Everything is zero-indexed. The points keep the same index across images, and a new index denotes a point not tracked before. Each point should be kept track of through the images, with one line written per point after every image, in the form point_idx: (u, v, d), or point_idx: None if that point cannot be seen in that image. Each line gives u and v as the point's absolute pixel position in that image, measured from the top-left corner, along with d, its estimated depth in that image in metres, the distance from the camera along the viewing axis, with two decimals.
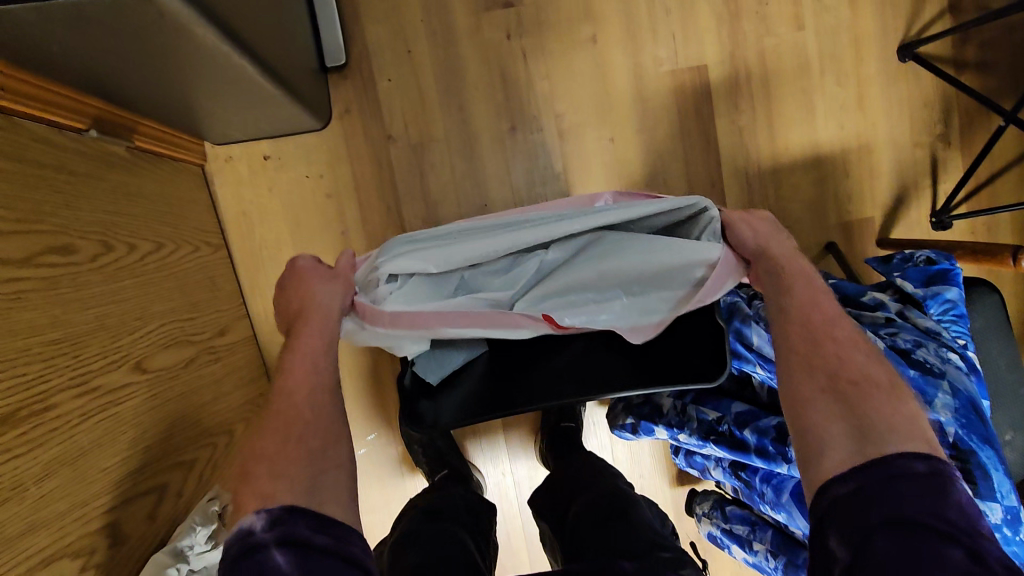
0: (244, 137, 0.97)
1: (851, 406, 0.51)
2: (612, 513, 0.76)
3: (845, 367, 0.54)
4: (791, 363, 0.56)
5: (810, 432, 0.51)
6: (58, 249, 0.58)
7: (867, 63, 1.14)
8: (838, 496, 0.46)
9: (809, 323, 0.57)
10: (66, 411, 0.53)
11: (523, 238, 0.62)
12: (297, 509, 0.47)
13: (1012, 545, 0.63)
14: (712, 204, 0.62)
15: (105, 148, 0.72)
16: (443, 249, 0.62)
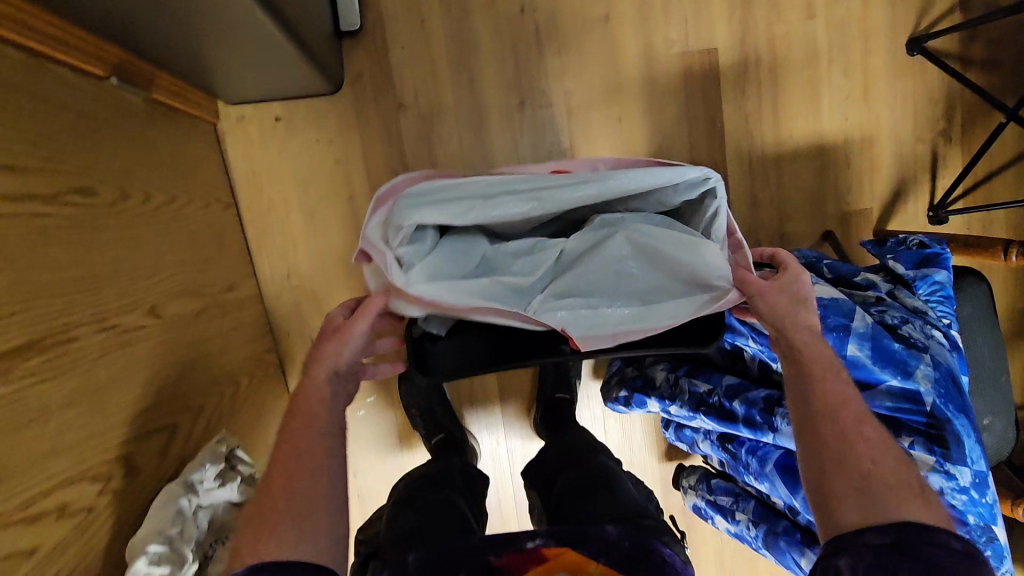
0: (257, 97, 0.98)
1: (877, 505, 0.51)
2: (595, 485, 0.79)
3: (878, 468, 0.54)
4: (819, 451, 0.57)
5: (830, 507, 0.53)
6: (79, 190, 0.60)
7: (875, 55, 1.15)
8: (873, 542, 0.48)
9: (839, 417, 0.57)
10: (86, 345, 0.55)
11: (538, 201, 0.62)
12: (258, 568, 0.48)
13: (979, 507, 0.65)
14: (718, 178, 0.63)
15: (123, 97, 0.73)
16: (461, 205, 0.62)
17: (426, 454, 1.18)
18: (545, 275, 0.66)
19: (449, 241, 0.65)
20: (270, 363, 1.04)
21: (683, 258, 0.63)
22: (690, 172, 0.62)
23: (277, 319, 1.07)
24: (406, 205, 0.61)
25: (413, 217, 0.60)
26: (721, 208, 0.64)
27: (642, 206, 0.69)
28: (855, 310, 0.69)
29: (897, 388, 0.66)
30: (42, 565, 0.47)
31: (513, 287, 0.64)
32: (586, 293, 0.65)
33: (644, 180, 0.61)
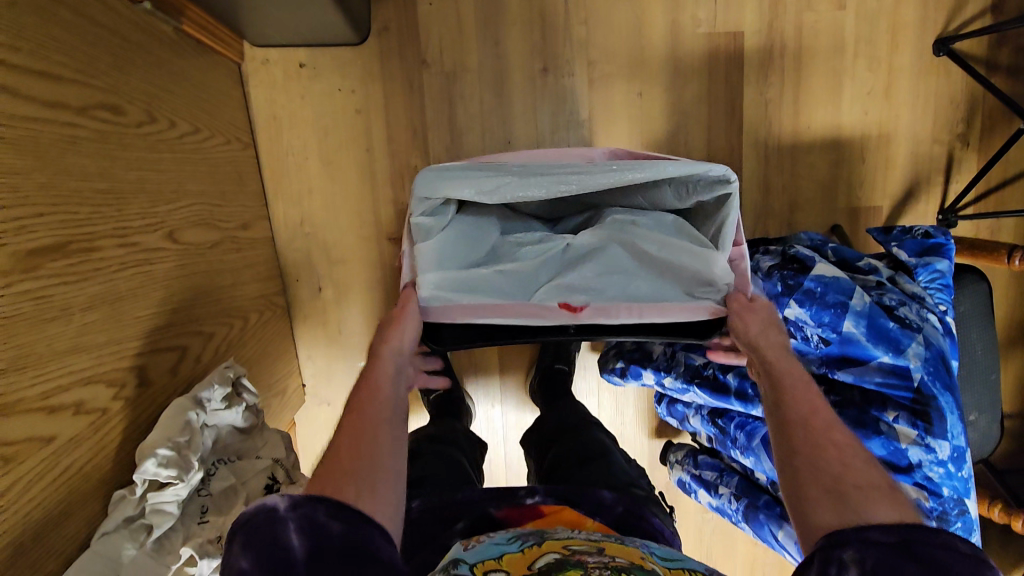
0: (282, 39, 0.98)
1: (849, 508, 0.46)
2: (588, 454, 0.80)
3: (851, 470, 0.49)
4: (790, 460, 0.52)
5: (801, 509, 0.49)
6: (107, 108, 0.61)
7: (901, 52, 1.15)
8: (878, 540, 0.42)
9: (806, 419, 0.54)
10: (109, 256, 0.57)
11: (554, 183, 0.61)
12: (320, 496, 0.46)
13: (955, 481, 0.68)
14: (736, 179, 0.60)
15: (155, 23, 0.74)
16: (477, 181, 0.61)
17: (426, 420, 1.21)
18: (550, 261, 0.67)
19: (467, 220, 0.67)
20: (278, 306, 1.06)
21: (687, 261, 0.64)
22: (711, 170, 0.60)
23: (287, 264, 1.09)
24: (429, 179, 0.61)
25: (440, 190, 0.61)
26: (734, 212, 0.62)
27: (657, 198, 0.68)
28: (855, 288, 0.69)
29: (888, 364, 0.68)
30: (57, 454, 0.49)
31: (517, 272, 0.67)
32: (587, 283, 0.67)
33: (663, 173, 0.60)
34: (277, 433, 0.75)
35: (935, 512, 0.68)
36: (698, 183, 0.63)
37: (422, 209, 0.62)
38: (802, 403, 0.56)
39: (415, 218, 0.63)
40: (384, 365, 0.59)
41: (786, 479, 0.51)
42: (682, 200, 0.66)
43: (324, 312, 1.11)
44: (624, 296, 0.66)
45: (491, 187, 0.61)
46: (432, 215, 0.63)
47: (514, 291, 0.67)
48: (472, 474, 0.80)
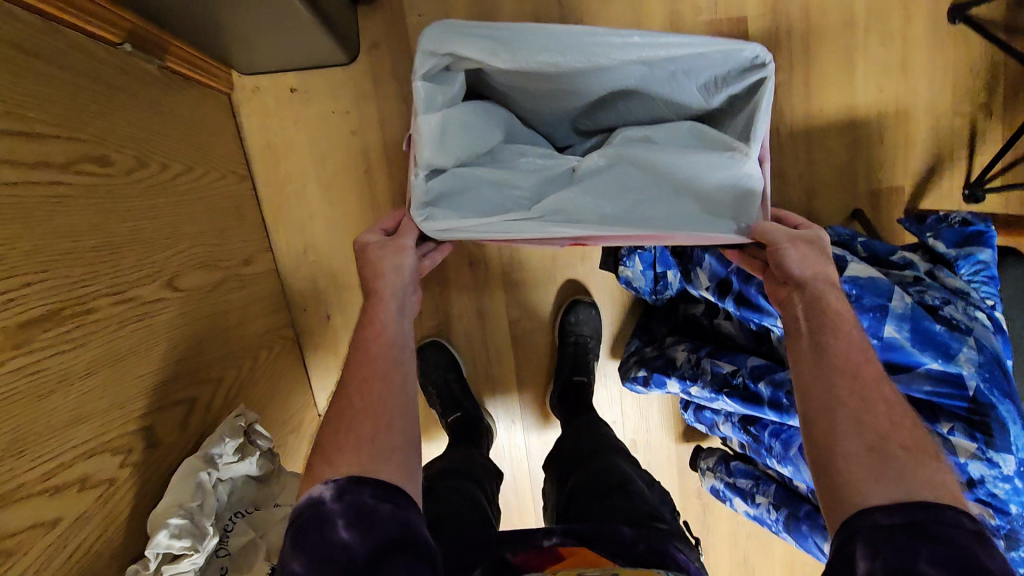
0: (271, 65, 0.96)
1: (893, 470, 0.46)
2: (607, 485, 0.76)
3: (898, 430, 0.49)
4: (838, 415, 0.50)
5: (839, 474, 0.48)
6: (95, 160, 0.58)
7: (915, 24, 1.09)
8: (881, 524, 0.43)
9: (860, 372, 0.52)
10: (104, 315, 0.54)
11: (577, 47, 0.58)
12: (361, 480, 0.48)
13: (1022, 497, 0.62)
14: (772, 62, 0.60)
15: (138, 64, 0.72)
16: (496, 38, 0.57)
17: (442, 446, 1.16)
18: (552, 180, 0.67)
19: (472, 105, 0.65)
20: (288, 339, 1.03)
21: (710, 166, 0.62)
22: (745, 51, 0.60)
23: (294, 295, 1.06)
24: (444, 31, 0.56)
25: (449, 46, 0.56)
26: (770, 98, 0.60)
27: (680, 95, 0.66)
28: (894, 290, 0.65)
29: (937, 371, 0.63)
30: (64, 537, 0.47)
31: (519, 183, 0.66)
32: (592, 203, 0.64)
33: (695, 44, 0.59)
34: (295, 477, 0.72)
35: (1002, 531, 0.64)
36: (731, 74, 0.62)
37: (424, 70, 0.57)
38: (856, 344, 0.54)
39: (420, 78, 0.57)
40: (387, 303, 0.58)
41: (817, 407, 0.51)
42: (708, 98, 0.65)
43: (335, 342, 1.09)
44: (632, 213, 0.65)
45: (506, 47, 0.57)
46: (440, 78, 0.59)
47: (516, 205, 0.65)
48: (490, 514, 0.77)
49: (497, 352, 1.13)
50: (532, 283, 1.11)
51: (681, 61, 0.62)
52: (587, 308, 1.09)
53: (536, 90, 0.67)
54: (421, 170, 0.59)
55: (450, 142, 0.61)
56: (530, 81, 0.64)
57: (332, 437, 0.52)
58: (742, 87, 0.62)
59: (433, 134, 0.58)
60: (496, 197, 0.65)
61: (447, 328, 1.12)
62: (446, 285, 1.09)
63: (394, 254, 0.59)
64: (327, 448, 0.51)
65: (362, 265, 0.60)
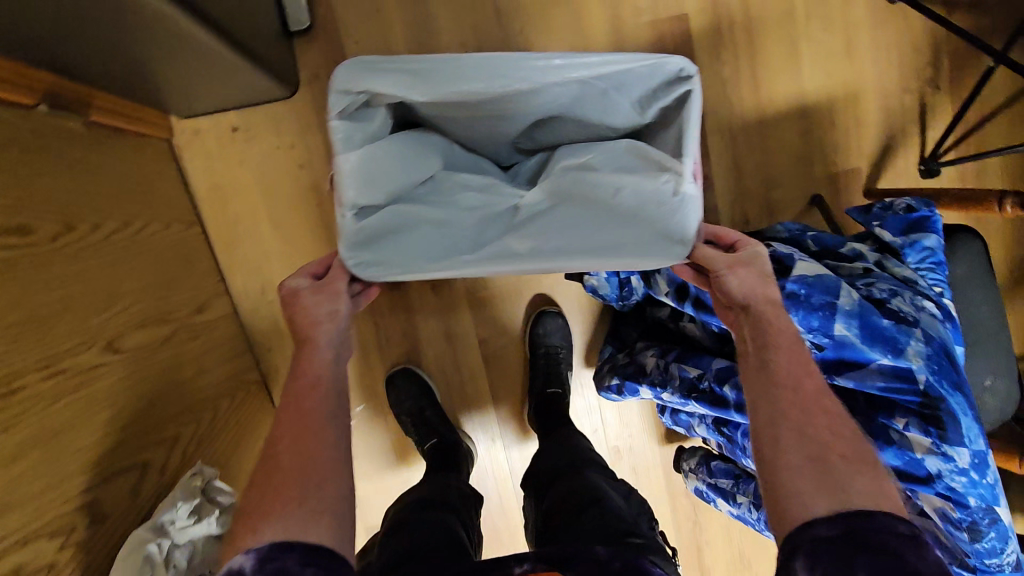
0: (210, 107, 0.94)
1: (832, 479, 0.49)
2: (582, 502, 0.75)
3: (838, 440, 0.52)
4: (780, 428, 0.53)
5: (782, 486, 0.50)
6: (15, 231, 0.56)
7: (854, 6, 1.10)
8: (820, 536, 0.46)
9: (803, 386, 0.54)
10: (34, 393, 0.53)
11: (496, 73, 0.58)
12: (288, 545, 0.48)
13: (980, 488, 0.65)
14: (695, 73, 0.59)
15: (58, 123, 0.70)
16: (412, 72, 0.56)
17: (422, 469, 1.14)
18: (493, 219, 0.64)
19: (403, 138, 0.62)
20: (253, 381, 1.01)
21: (652, 196, 0.59)
22: (668, 65, 0.59)
23: (256, 336, 1.04)
24: (360, 68, 0.56)
25: (363, 83, 0.55)
26: (696, 111, 0.59)
27: (615, 112, 0.65)
28: (841, 287, 0.68)
29: (889, 367, 0.67)
30: None
31: (458, 223, 0.64)
32: (529, 240, 0.62)
33: (615, 64, 0.59)
34: None
35: (964, 523, 0.66)
36: (659, 87, 0.62)
37: (340, 108, 0.56)
38: (795, 362, 0.56)
39: (338, 119, 0.56)
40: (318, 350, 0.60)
41: (763, 420, 0.54)
42: (641, 113, 0.65)
43: None
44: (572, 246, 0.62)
45: (422, 80, 0.57)
46: (361, 113, 0.58)
47: (454, 244, 0.63)
48: (467, 544, 0.74)
49: (469, 372, 1.12)
50: (498, 300, 1.10)
51: (608, 79, 0.61)
52: (553, 318, 1.08)
53: (467, 117, 0.66)
54: (347, 210, 0.58)
55: (378, 180, 0.59)
56: (458, 110, 0.64)
57: (259, 502, 0.51)
58: (669, 100, 0.61)
59: (356, 174, 0.58)
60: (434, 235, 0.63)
61: (417, 353, 1.10)
62: (411, 310, 1.08)
63: (318, 302, 0.60)
64: (253, 515, 0.51)
65: (293, 312, 0.62)
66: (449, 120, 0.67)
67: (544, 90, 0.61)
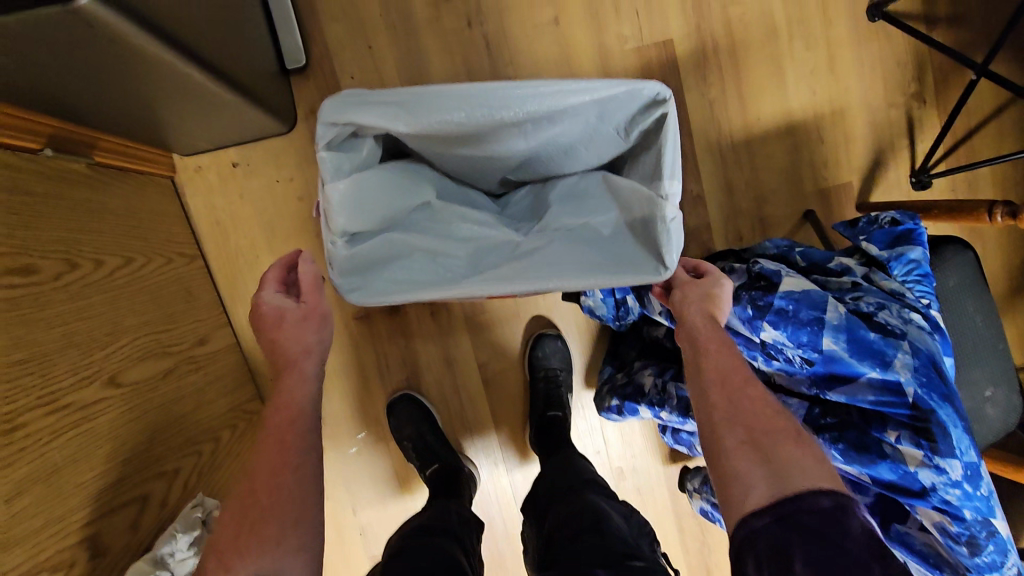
0: (211, 146, 0.97)
1: (766, 462, 0.53)
2: (582, 525, 0.74)
3: (763, 420, 0.56)
4: (715, 420, 0.58)
5: (730, 480, 0.54)
6: (17, 271, 0.58)
7: (836, 25, 1.12)
8: (756, 529, 0.50)
9: (729, 377, 0.60)
10: (35, 430, 0.54)
11: (479, 103, 0.60)
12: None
13: (975, 500, 0.66)
14: (671, 96, 0.61)
15: (62, 166, 0.72)
16: (399, 103, 0.59)
17: (425, 496, 1.13)
18: (486, 253, 0.67)
19: (398, 175, 0.66)
20: (254, 412, 1.02)
21: (638, 228, 0.64)
22: (645, 91, 0.61)
23: (257, 366, 1.05)
24: (348, 101, 0.58)
25: (350, 115, 0.57)
26: (674, 133, 0.61)
27: (599, 140, 0.68)
28: (827, 301, 0.69)
29: (878, 380, 0.67)
30: None
31: (450, 256, 0.66)
32: (519, 267, 0.63)
33: (596, 90, 0.61)
34: None
35: (963, 537, 0.67)
36: (638, 112, 0.64)
37: (326, 140, 0.58)
38: (724, 359, 0.62)
39: (326, 151, 0.58)
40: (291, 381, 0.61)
41: (709, 416, 0.59)
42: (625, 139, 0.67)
43: None
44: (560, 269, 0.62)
45: (408, 112, 0.59)
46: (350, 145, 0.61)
47: (446, 274, 0.64)
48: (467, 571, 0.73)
49: (470, 396, 1.12)
50: (496, 324, 1.11)
51: (589, 106, 0.63)
52: (552, 340, 1.09)
53: (457, 152, 0.69)
54: (337, 238, 0.59)
55: (368, 208, 0.62)
56: (443, 143, 0.66)
57: (233, 540, 0.52)
58: (648, 124, 0.63)
59: (346, 201, 0.59)
60: (426, 265, 0.65)
61: (417, 379, 1.10)
62: (410, 336, 1.09)
63: (301, 331, 0.63)
64: (228, 553, 0.52)
65: (270, 332, 0.63)
66: (436, 153, 0.69)
67: (528, 119, 0.63)
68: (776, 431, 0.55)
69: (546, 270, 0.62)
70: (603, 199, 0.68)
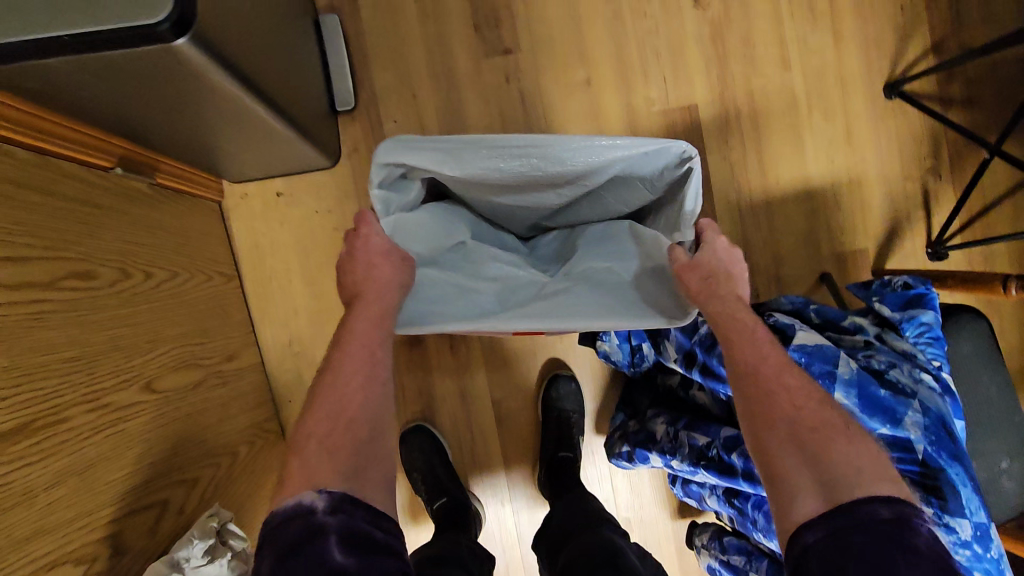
0: (259, 175, 1.04)
1: (814, 460, 0.54)
2: (590, 567, 0.74)
3: (804, 415, 0.57)
4: (755, 419, 0.59)
5: (781, 482, 0.55)
6: (80, 275, 0.63)
7: (854, 101, 1.18)
8: (808, 543, 0.50)
9: (762, 371, 0.60)
10: (77, 424, 0.57)
11: (516, 152, 0.65)
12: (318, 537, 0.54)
13: (985, 560, 0.68)
14: (696, 153, 0.65)
15: (126, 184, 0.79)
16: (442, 150, 0.64)
17: (430, 532, 1.13)
18: (515, 291, 0.71)
19: (438, 214, 0.71)
20: (271, 432, 1.04)
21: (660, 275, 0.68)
22: (672, 147, 0.66)
23: (278, 386, 1.08)
24: (397, 145, 0.63)
25: (398, 158, 0.63)
26: (698, 185, 0.65)
27: (628, 188, 0.73)
28: (840, 356, 0.72)
29: (889, 436, 0.69)
30: None
31: (482, 291, 0.70)
32: (545, 306, 0.67)
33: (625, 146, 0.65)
34: None
35: None
36: (666, 167, 0.68)
37: (378, 180, 0.64)
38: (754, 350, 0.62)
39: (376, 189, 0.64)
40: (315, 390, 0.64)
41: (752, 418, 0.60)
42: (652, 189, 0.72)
43: None
44: (584, 309, 0.66)
45: (449, 156, 0.64)
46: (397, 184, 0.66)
47: (476, 308, 0.68)
48: None
49: (482, 433, 1.13)
50: (512, 363, 1.13)
51: (619, 159, 0.67)
52: (567, 381, 1.11)
53: (495, 196, 0.73)
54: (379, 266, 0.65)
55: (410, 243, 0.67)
56: (482, 186, 0.71)
57: None
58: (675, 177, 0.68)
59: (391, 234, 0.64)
60: (457, 298, 0.69)
61: (431, 411, 1.12)
62: (428, 368, 1.11)
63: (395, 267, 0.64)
64: None
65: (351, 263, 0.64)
66: (474, 195, 0.74)
67: (562, 168, 0.67)
68: (825, 429, 0.56)
69: (571, 309, 0.66)
70: (627, 246, 0.71)
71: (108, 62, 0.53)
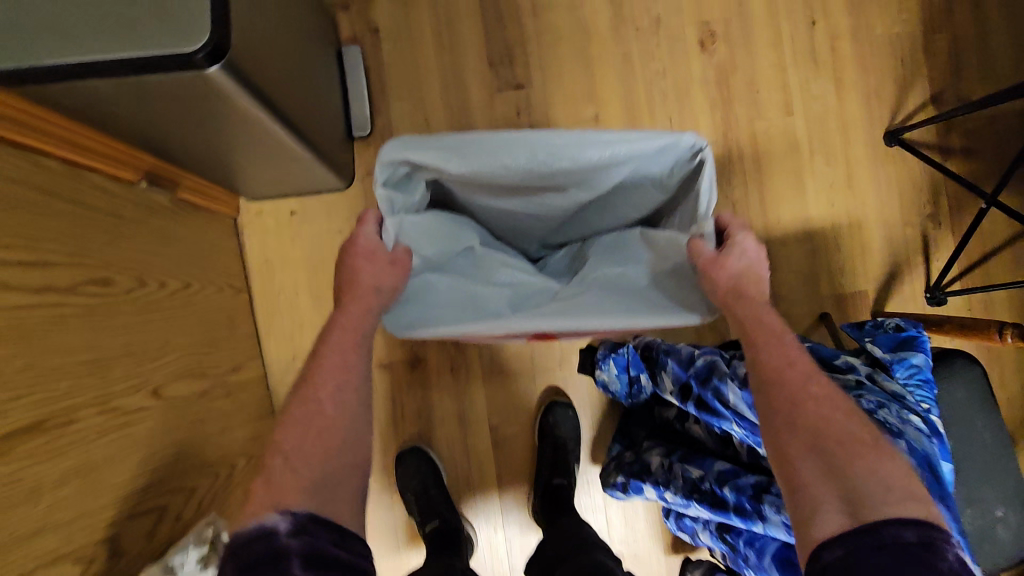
0: (275, 194, 1.07)
1: (838, 472, 0.58)
2: None
3: (829, 427, 0.61)
4: (777, 424, 0.63)
5: (803, 493, 0.59)
6: (99, 282, 0.66)
7: (854, 146, 1.22)
8: (829, 562, 0.53)
9: (788, 375, 0.64)
10: (85, 425, 0.59)
11: (524, 150, 0.67)
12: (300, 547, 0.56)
13: None
14: (706, 145, 0.67)
15: (149, 197, 0.82)
16: (451, 150, 0.67)
17: (421, 556, 1.12)
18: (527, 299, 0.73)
19: (445, 219, 0.74)
20: None
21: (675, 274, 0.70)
22: (681, 141, 0.68)
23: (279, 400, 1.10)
24: (407, 146, 0.66)
25: (407, 156, 0.66)
26: (709, 177, 0.67)
27: (639, 187, 0.75)
28: None
29: None
30: None
31: (495, 296, 0.72)
32: (558, 309, 0.68)
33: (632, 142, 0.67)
34: None
35: None
36: (677, 163, 0.71)
37: (384, 178, 0.66)
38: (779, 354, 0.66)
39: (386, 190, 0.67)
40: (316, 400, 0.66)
41: (777, 425, 0.63)
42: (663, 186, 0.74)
43: None
44: (596, 309, 0.67)
45: (457, 154, 0.67)
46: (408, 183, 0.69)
47: (489, 310, 0.70)
48: None
49: (477, 457, 1.14)
50: (511, 387, 1.14)
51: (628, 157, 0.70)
52: (564, 409, 1.11)
53: (507, 201, 0.76)
54: None
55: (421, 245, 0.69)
56: (492, 189, 0.74)
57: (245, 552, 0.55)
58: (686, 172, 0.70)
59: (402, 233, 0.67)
60: (470, 303, 0.71)
61: (428, 433, 1.13)
62: (428, 389, 1.13)
63: (380, 271, 0.64)
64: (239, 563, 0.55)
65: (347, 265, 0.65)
66: (485, 201, 0.77)
67: (572, 168, 0.70)
68: (852, 443, 0.60)
69: (584, 309, 0.67)
70: (636, 250, 0.73)
71: (144, 85, 0.57)
